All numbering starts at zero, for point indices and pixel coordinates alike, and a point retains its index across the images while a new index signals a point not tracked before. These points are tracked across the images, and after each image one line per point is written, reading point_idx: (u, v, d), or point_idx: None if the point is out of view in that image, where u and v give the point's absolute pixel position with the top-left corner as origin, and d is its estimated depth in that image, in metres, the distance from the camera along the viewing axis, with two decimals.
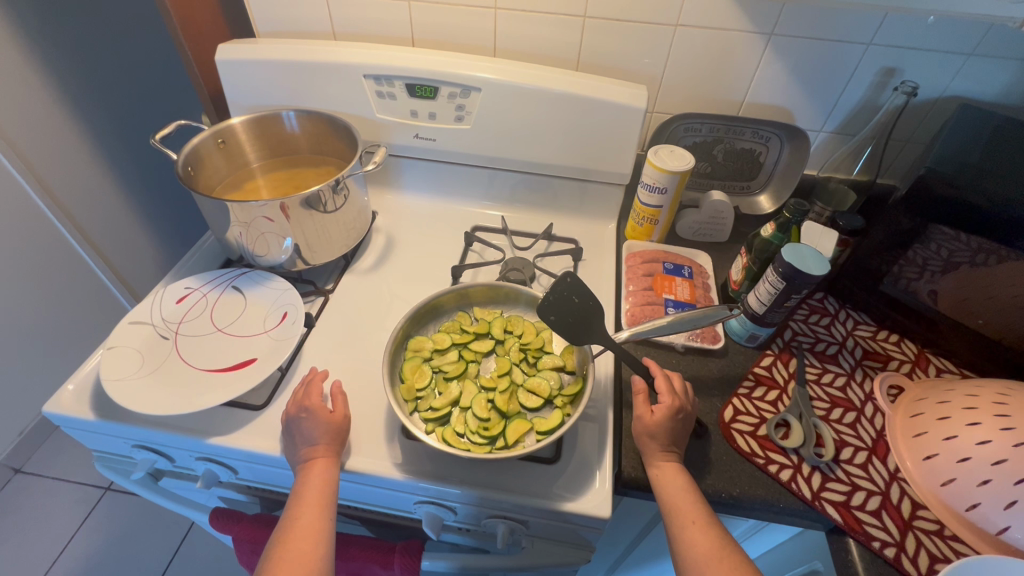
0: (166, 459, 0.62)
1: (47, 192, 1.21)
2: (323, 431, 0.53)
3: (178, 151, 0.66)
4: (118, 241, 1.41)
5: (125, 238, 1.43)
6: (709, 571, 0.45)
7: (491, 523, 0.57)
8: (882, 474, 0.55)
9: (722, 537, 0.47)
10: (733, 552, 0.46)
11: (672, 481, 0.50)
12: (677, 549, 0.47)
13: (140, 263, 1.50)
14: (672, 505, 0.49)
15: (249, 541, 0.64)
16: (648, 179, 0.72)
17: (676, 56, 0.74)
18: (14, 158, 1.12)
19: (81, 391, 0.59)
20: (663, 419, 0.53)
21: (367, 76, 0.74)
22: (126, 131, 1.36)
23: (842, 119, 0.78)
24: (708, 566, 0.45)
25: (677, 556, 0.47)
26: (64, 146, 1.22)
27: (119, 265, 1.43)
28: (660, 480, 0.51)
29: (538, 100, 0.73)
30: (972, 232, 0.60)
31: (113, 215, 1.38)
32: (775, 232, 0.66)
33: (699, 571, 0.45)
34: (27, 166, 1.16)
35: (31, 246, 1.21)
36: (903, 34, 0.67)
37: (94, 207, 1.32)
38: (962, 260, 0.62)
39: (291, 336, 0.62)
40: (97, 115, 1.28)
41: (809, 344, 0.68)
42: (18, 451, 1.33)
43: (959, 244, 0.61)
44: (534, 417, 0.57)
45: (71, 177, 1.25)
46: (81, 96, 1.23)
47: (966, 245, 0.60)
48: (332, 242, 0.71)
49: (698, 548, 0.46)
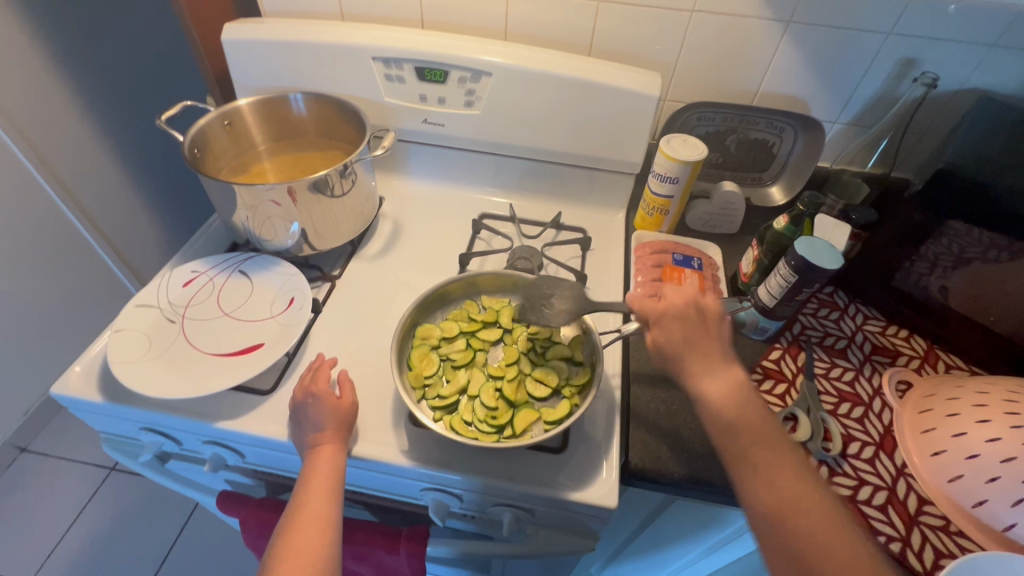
0: (173, 443, 0.61)
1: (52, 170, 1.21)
2: (331, 416, 0.53)
3: (184, 132, 0.65)
4: (119, 219, 1.40)
5: (125, 216, 1.42)
6: (804, 518, 0.41)
7: (497, 511, 0.57)
8: (889, 470, 0.55)
9: (801, 469, 0.43)
10: (829, 496, 0.42)
11: (710, 362, 0.48)
12: (749, 478, 0.43)
13: (141, 244, 1.49)
14: (741, 457, 0.44)
15: (256, 524, 0.64)
16: (659, 168, 0.71)
17: (691, 42, 0.72)
18: (14, 134, 1.11)
19: (88, 373, 0.59)
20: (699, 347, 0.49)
21: (376, 58, 0.72)
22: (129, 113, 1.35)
23: (859, 110, 0.76)
24: (788, 513, 0.41)
25: (755, 517, 0.43)
26: (65, 125, 1.21)
27: (119, 243, 1.42)
28: (719, 431, 0.46)
29: (550, 85, 0.72)
30: (984, 227, 0.60)
31: (114, 195, 1.37)
32: (788, 224, 0.64)
33: (791, 522, 0.41)
34: (26, 142, 1.14)
35: (28, 225, 1.20)
36: (925, 22, 0.66)
37: (96, 186, 1.31)
38: (974, 256, 0.62)
39: (299, 321, 0.62)
40: (102, 97, 1.27)
41: (818, 338, 0.68)
42: (25, 430, 1.33)
43: (971, 239, 0.62)
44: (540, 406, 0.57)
45: (71, 155, 1.24)
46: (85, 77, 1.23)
47: (978, 241, 0.61)
48: (339, 227, 0.70)
49: (767, 489, 0.42)
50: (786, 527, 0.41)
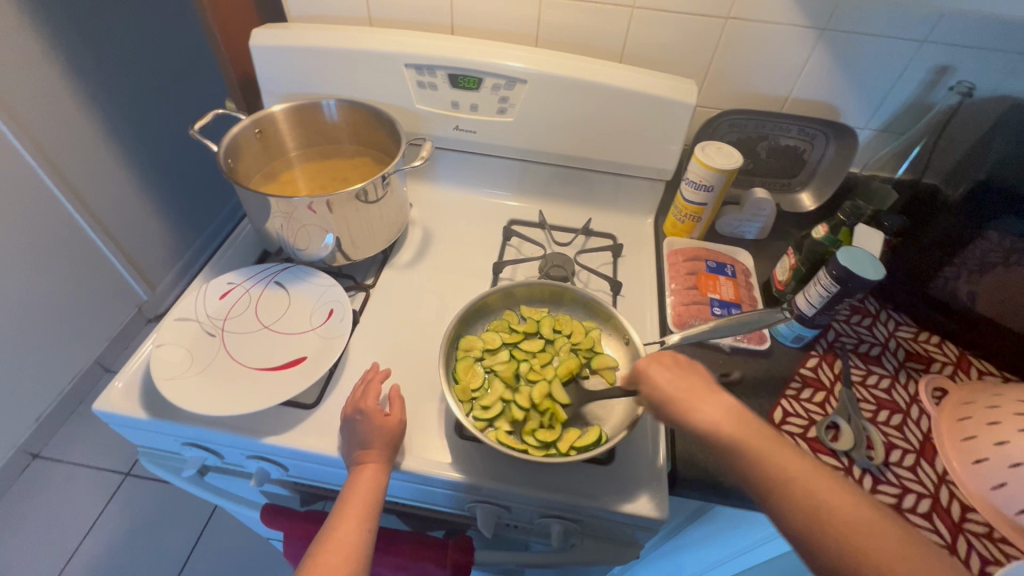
0: (216, 457, 0.61)
1: (51, 168, 1.20)
2: (377, 434, 0.52)
3: (218, 143, 0.64)
4: (117, 208, 1.39)
5: (122, 206, 1.40)
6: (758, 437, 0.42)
7: (546, 522, 0.58)
8: (930, 477, 0.56)
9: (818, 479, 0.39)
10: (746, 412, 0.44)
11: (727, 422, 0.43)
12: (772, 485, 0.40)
13: (141, 238, 1.47)
14: (764, 491, 0.40)
15: (301, 538, 0.63)
16: (694, 176, 0.71)
17: (725, 49, 0.72)
18: (11, 124, 1.10)
19: (130, 388, 0.58)
20: (695, 395, 0.46)
21: (409, 64, 0.72)
22: (121, 106, 1.34)
23: (889, 116, 0.77)
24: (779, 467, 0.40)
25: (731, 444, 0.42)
26: (57, 112, 1.20)
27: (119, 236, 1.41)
28: (737, 466, 0.42)
29: (583, 92, 0.71)
30: (1004, 231, 0.61)
31: (109, 184, 1.36)
32: (828, 234, 0.66)
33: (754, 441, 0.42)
34: (22, 128, 1.13)
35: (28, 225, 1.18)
36: (961, 30, 0.66)
37: (91, 176, 1.30)
38: (996, 261, 0.62)
39: (341, 334, 0.61)
40: (93, 90, 1.27)
41: (852, 345, 0.68)
42: (37, 436, 1.30)
43: (990, 244, 0.62)
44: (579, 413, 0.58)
45: (66, 144, 1.23)
46: (75, 73, 1.22)
47: (998, 245, 0.61)
48: (375, 237, 0.70)
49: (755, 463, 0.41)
50: (787, 498, 0.39)
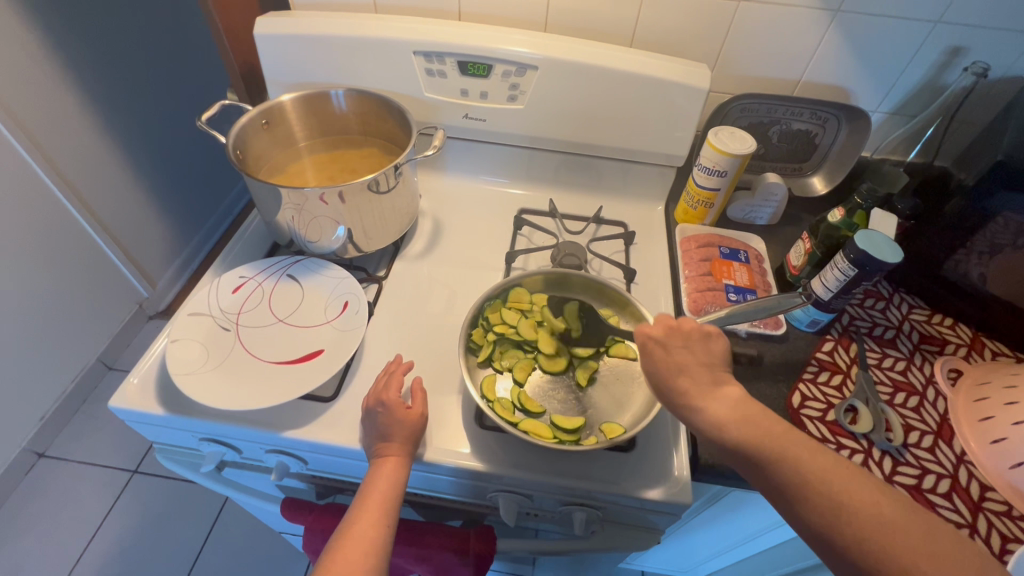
0: (234, 452, 0.60)
1: (47, 162, 1.18)
2: (397, 427, 0.52)
3: (227, 134, 0.63)
4: (110, 199, 1.35)
5: (115, 199, 1.37)
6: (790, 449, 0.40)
7: (568, 510, 0.58)
8: (949, 457, 0.57)
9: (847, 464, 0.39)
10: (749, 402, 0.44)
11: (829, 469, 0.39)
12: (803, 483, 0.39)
13: (138, 232, 1.45)
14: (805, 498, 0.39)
15: (323, 530, 0.63)
16: (707, 162, 0.70)
17: (737, 32, 0.71)
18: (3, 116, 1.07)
19: (146, 384, 0.58)
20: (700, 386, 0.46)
21: (417, 52, 0.70)
22: (116, 99, 1.32)
23: (901, 99, 0.77)
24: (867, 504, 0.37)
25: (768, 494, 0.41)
26: (51, 106, 1.17)
27: (115, 229, 1.38)
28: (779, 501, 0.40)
29: (594, 77, 0.70)
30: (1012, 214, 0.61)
31: (105, 178, 1.33)
32: (844, 217, 0.66)
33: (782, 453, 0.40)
34: (15, 121, 1.10)
35: (25, 222, 1.15)
36: (975, 10, 0.66)
37: (87, 172, 1.28)
38: (1005, 243, 0.63)
39: (356, 327, 0.61)
40: (89, 84, 1.25)
41: (867, 328, 0.69)
42: (41, 435, 1.29)
43: (999, 227, 0.62)
44: (586, 397, 0.58)
45: (61, 138, 1.20)
46: (70, 66, 1.20)
47: (1006, 228, 0.62)
48: (386, 227, 0.69)
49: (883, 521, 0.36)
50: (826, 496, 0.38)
